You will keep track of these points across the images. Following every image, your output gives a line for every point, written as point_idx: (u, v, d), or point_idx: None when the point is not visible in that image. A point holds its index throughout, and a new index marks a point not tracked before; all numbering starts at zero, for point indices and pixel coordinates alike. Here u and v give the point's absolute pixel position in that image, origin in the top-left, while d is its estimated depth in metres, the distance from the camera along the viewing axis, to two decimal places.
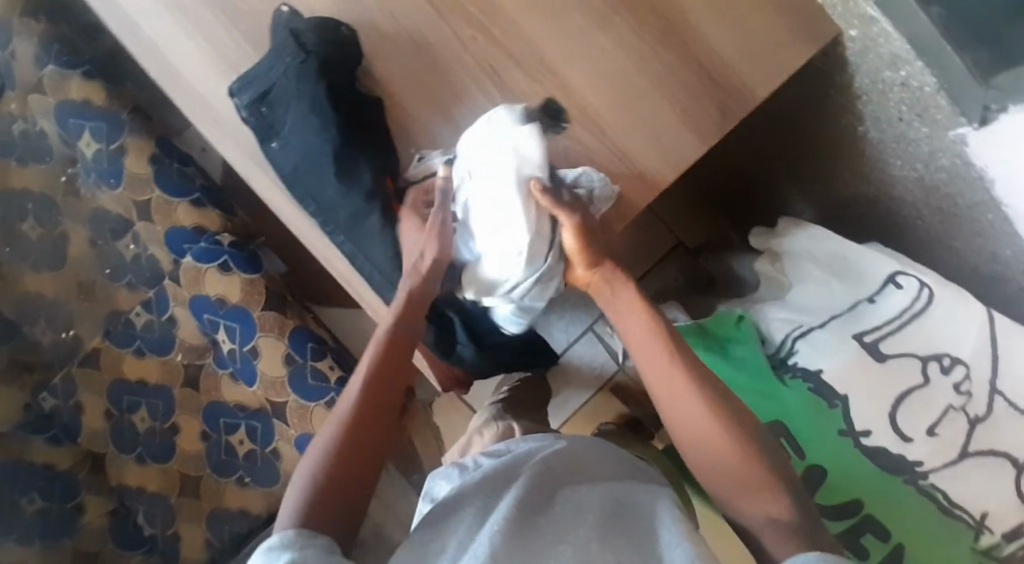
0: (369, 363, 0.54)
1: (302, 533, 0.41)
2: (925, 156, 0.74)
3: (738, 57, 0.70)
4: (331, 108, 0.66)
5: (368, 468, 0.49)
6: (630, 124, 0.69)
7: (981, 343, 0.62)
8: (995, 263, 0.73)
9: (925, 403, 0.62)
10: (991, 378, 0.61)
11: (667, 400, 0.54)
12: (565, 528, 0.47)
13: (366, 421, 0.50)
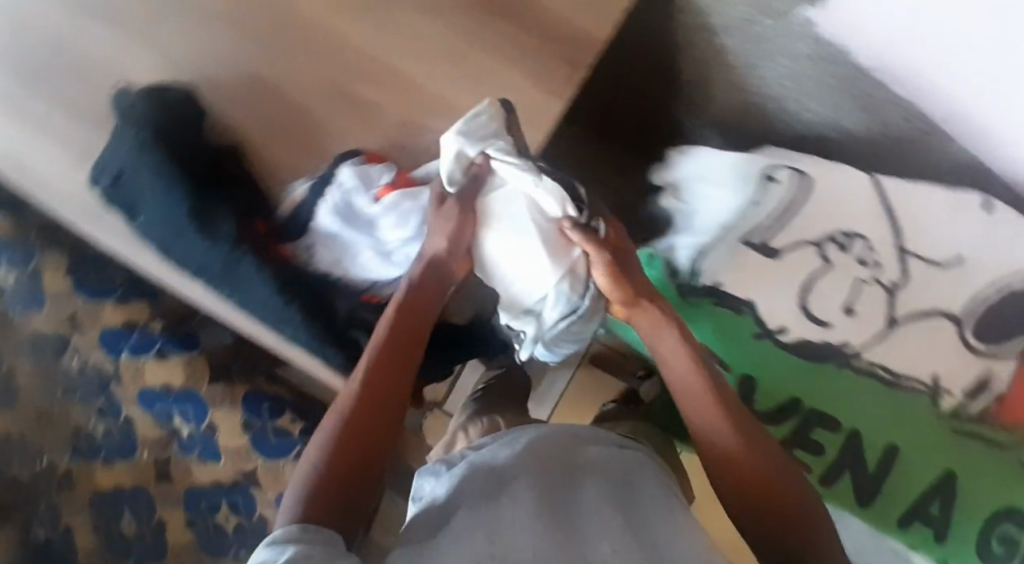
0: (365, 366, 0.57)
1: (303, 528, 0.44)
2: (783, 50, 0.76)
3: (568, 7, 0.70)
4: (175, 170, 0.65)
5: (359, 469, 0.52)
6: (485, 101, 0.69)
7: (870, 204, 0.65)
8: (885, 131, 0.74)
9: (835, 282, 0.65)
10: (895, 240, 0.64)
11: (702, 424, 0.58)
12: (571, 507, 0.49)
13: (361, 423, 0.54)
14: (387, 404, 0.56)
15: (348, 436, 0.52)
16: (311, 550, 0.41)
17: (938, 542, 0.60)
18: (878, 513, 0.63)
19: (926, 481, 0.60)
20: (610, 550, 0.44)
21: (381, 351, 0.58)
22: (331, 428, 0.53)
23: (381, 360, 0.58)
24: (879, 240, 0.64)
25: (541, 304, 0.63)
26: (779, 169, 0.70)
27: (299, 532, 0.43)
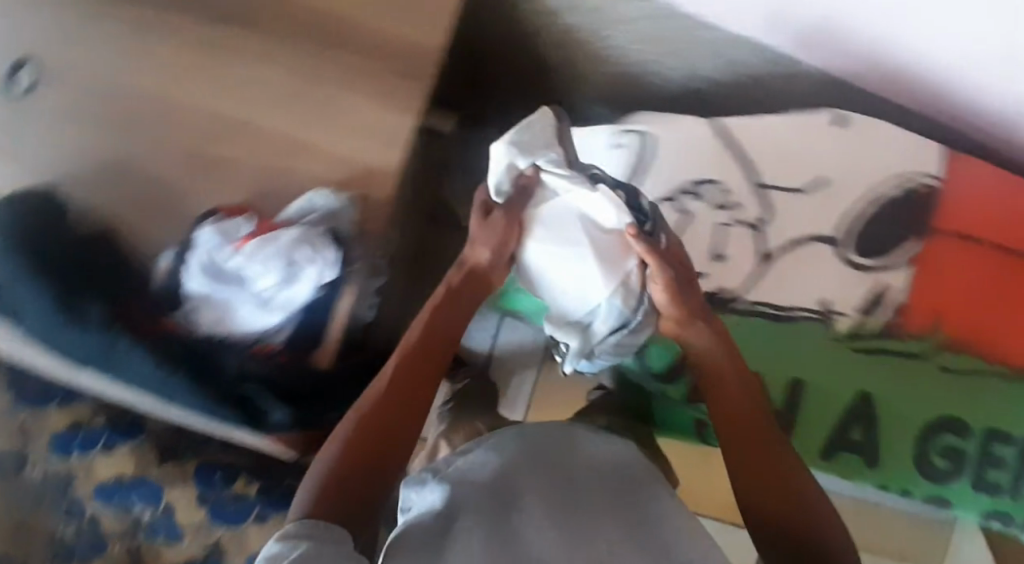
0: (401, 365, 0.56)
1: (313, 522, 0.41)
2: (619, 15, 0.77)
3: (400, 26, 0.73)
4: (40, 268, 0.65)
5: (371, 479, 0.48)
6: (339, 132, 0.70)
7: (714, 150, 0.69)
8: (736, 68, 0.78)
9: (698, 233, 0.67)
10: (749, 177, 0.68)
11: (721, 395, 0.56)
12: (579, 527, 0.48)
13: (382, 426, 0.51)
14: (410, 415, 0.53)
15: (369, 435, 0.50)
16: (313, 550, 0.37)
17: (870, 466, 0.66)
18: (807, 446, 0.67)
19: (846, 407, 0.66)
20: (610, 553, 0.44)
21: (411, 357, 0.56)
22: (349, 427, 0.51)
23: (410, 367, 0.56)
24: (736, 182, 0.68)
25: (592, 316, 0.58)
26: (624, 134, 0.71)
27: (302, 528, 0.40)
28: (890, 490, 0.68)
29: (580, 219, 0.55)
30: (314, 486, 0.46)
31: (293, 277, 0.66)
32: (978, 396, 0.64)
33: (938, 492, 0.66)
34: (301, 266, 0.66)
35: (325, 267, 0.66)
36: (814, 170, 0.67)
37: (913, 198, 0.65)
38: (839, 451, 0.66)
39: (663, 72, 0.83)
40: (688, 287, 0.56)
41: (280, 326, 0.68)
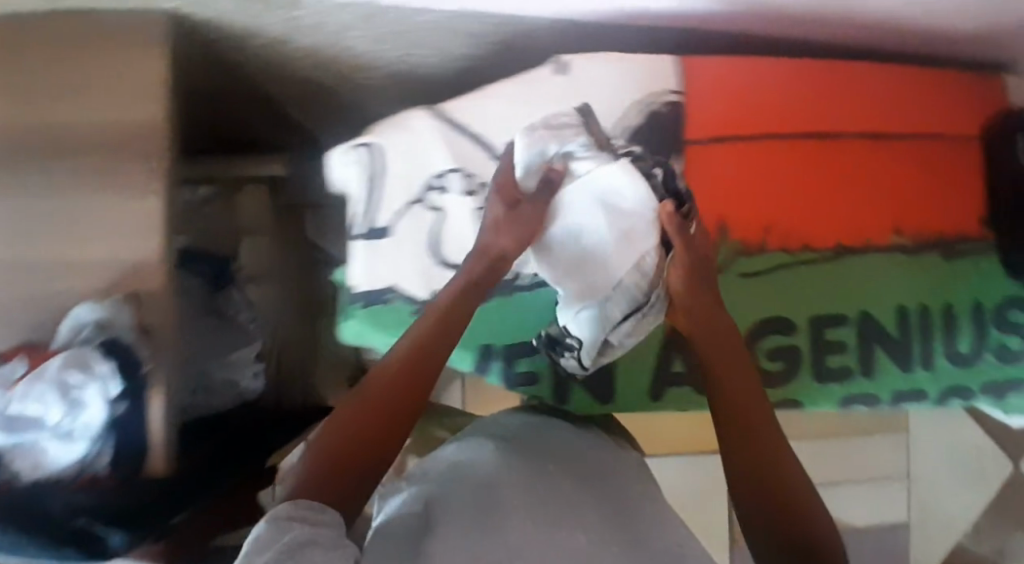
0: (403, 365, 0.52)
1: (295, 504, 0.42)
2: (336, 30, 0.70)
3: (116, 111, 0.67)
4: None
5: (366, 459, 0.48)
6: (93, 239, 0.67)
7: (447, 138, 0.61)
8: (484, 35, 0.72)
9: (455, 226, 0.62)
10: (492, 153, 0.62)
11: (718, 366, 0.56)
12: (563, 522, 0.49)
13: (375, 422, 0.49)
14: (402, 420, 0.50)
15: (355, 432, 0.48)
16: (313, 535, 0.39)
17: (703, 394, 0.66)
18: (630, 395, 0.66)
19: (658, 345, 0.66)
20: (585, 540, 0.47)
21: (408, 372, 0.51)
22: (346, 416, 0.49)
23: (411, 372, 0.52)
24: (477, 163, 0.61)
25: (606, 300, 0.56)
26: (349, 147, 0.62)
27: (295, 510, 0.41)
28: None
29: (612, 195, 0.54)
30: (309, 463, 0.47)
31: (78, 403, 0.65)
32: (780, 293, 0.65)
33: (786, 392, 0.67)
34: (80, 388, 0.65)
35: (106, 383, 0.65)
36: None
37: (655, 118, 0.63)
38: (667, 389, 0.66)
39: (404, 56, 0.77)
40: (705, 268, 0.56)
41: (97, 449, 0.68)
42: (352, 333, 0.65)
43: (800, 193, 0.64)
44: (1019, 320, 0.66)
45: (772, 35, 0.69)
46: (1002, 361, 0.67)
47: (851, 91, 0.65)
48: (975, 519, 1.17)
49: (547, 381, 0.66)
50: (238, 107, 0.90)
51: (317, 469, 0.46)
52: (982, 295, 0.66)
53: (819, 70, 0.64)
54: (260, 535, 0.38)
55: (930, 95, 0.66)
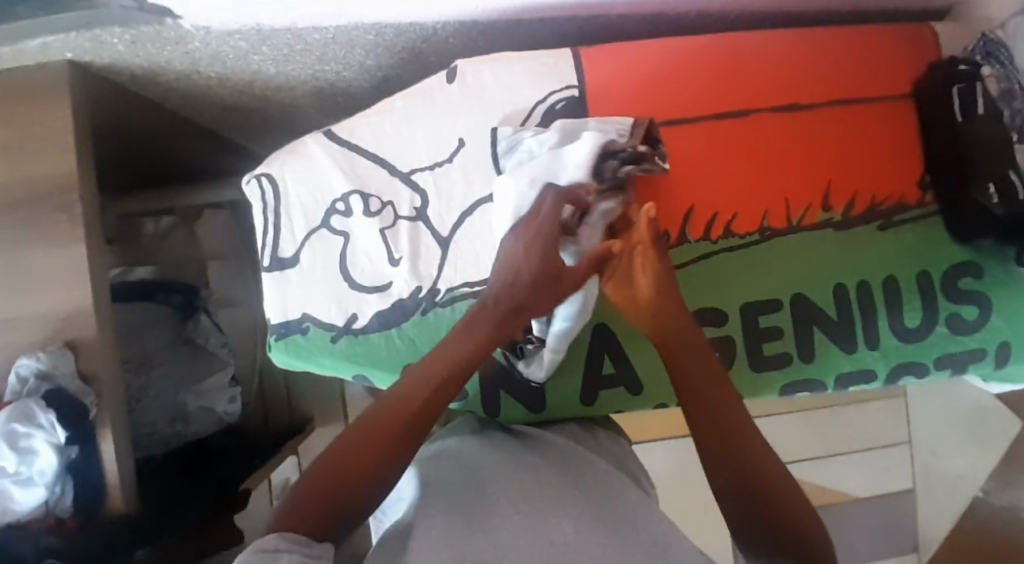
0: (422, 392, 0.49)
1: (284, 536, 0.40)
2: (236, 57, 0.71)
3: (34, 159, 0.69)
4: None
5: (365, 486, 0.46)
6: (33, 288, 0.70)
7: (341, 161, 0.62)
8: (383, 49, 0.72)
9: (361, 246, 0.62)
10: (392, 170, 0.62)
11: (680, 357, 0.53)
12: (550, 515, 0.48)
13: (377, 451, 0.46)
14: (409, 450, 0.48)
15: (359, 456, 0.46)
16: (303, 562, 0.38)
17: (635, 393, 0.65)
18: (562, 400, 0.65)
19: (586, 347, 0.64)
20: (571, 531, 0.45)
21: (420, 402, 0.49)
22: (355, 437, 0.47)
23: (426, 401, 0.49)
24: (373, 183, 0.62)
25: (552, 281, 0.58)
26: (248, 180, 0.64)
27: (281, 541, 0.39)
28: (672, 405, 0.67)
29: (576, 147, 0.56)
30: (310, 482, 0.45)
31: (29, 451, 0.66)
32: (704, 283, 0.63)
33: None
34: (28, 437, 0.65)
35: (53, 430, 0.66)
36: (453, 134, 0.62)
37: (552, 117, 0.62)
38: (599, 392, 0.65)
39: (317, 73, 0.78)
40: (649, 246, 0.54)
41: (58, 493, 0.68)
42: (282, 363, 0.64)
43: (716, 172, 0.62)
44: (970, 288, 0.62)
45: (684, 15, 0.66)
46: (956, 333, 0.63)
47: (765, 57, 0.63)
48: (986, 481, 1.11)
49: (479, 396, 0.65)
50: (178, 129, 0.92)
51: (314, 492, 0.44)
52: (926, 263, 0.63)
53: (731, 42, 0.63)
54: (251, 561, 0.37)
55: (857, 55, 0.63)
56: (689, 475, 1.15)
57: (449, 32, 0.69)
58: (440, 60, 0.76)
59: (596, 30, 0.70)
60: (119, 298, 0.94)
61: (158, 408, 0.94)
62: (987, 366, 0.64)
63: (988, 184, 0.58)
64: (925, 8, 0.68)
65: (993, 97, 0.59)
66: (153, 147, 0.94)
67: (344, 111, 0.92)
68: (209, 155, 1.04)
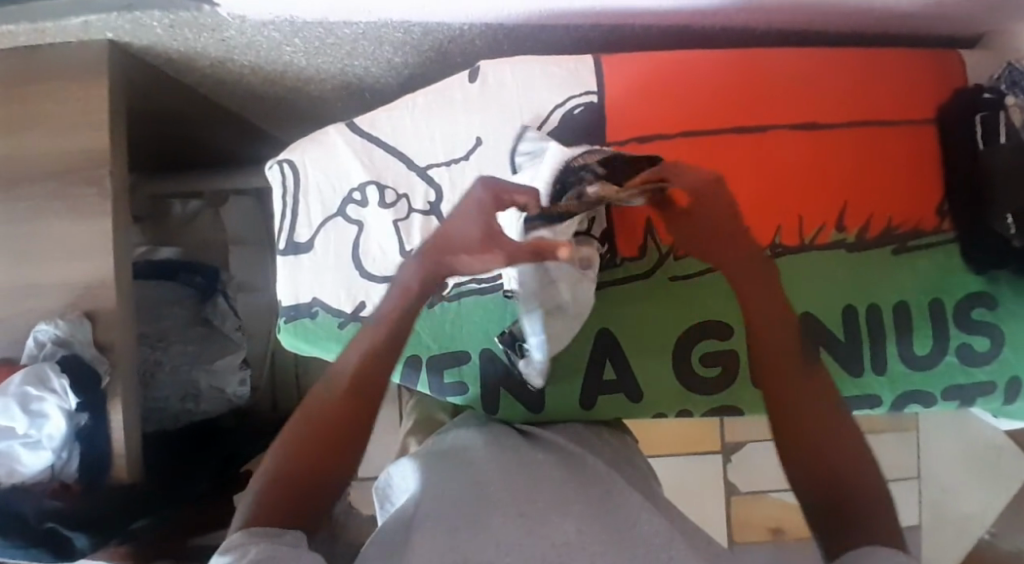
0: (355, 373, 0.51)
1: (251, 532, 0.44)
2: (268, 47, 0.73)
3: (71, 134, 0.72)
4: None
5: (323, 471, 0.49)
6: (59, 256, 0.73)
7: (360, 152, 0.64)
8: (411, 47, 0.74)
9: (375, 236, 0.64)
10: (409, 164, 0.64)
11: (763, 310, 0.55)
12: (552, 515, 0.48)
13: (327, 439, 0.50)
14: (355, 432, 0.50)
15: (312, 449, 0.49)
16: (271, 549, 0.42)
17: (634, 401, 0.65)
18: (562, 403, 0.65)
19: (588, 352, 0.65)
20: (574, 530, 0.46)
21: (353, 387, 0.51)
22: (304, 431, 0.50)
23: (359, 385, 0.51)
24: (390, 175, 0.64)
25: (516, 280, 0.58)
26: (271, 165, 0.66)
27: (249, 537, 0.44)
28: (671, 417, 0.67)
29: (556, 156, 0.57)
30: (271, 480, 0.48)
31: (40, 415, 0.68)
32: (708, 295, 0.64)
33: (725, 399, 0.65)
34: (40, 401, 0.68)
35: (64, 395, 0.68)
36: (469, 131, 0.63)
37: (570, 121, 0.63)
38: (599, 397, 0.65)
39: (345, 68, 0.80)
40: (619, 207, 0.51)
41: (64, 458, 0.70)
42: (290, 345, 0.65)
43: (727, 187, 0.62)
44: (983, 319, 0.62)
45: (708, 29, 0.67)
46: (966, 362, 0.62)
47: (785, 76, 0.63)
48: (992, 523, 1.11)
49: (478, 393, 0.66)
50: (210, 115, 0.95)
51: (278, 490, 0.47)
52: (940, 291, 0.62)
53: (752, 58, 0.63)
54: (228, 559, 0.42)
55: (878, 79, 0.63)
56: (689, 488, 1.16)
57: (474, 34, 0.70)
58: (465, 60, 0.77)
59: (619, 40, 0.70)
60: (140, 275, 0.98)
61: (172, 384, 0.97)
62: (996, 400, 0.64)
63: (1006, 214, 0.57)
64: (951, 35, 0.68)
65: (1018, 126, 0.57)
66: (185, 132, 0.97)
67: (371, 106, 0.94)
68: (238, 143, 1.07)
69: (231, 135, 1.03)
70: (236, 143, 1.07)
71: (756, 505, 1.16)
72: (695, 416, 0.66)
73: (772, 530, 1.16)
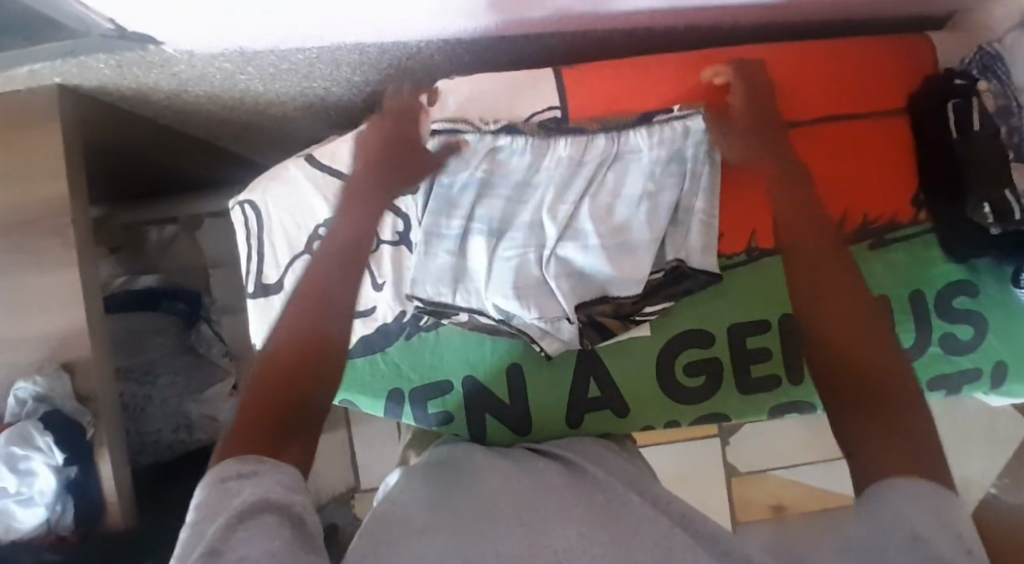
0: (306, 319, 0.52)
1: (238, 464, 0.41)
2: (222, 77, 0.71)
3: (28, 186, 0.70)
4: None
5: (285, 408, 0.46)
6: (31, 314, 0.71)
7: (322, 185, 0.63)
8: (370, 66, 0.72)
9: None
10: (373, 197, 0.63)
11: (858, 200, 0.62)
12: (553, 522, 0.49)
13: (278, 385, 0.48)
14: (318, 363, 0.50)
15: (277, 374, 0.48)
16: (265, 492, 0.39)
17: (622, 415, 0.65)
18: (549, 424, 0.65)
19: (571, 372, 0.65)
20: (575, 534, 0.47)
21: (300, 331, 0.51)
22: (256, 382, 0.48)
23: (310, 327, 0.51)
24: None
25: (468, 211, 0.60)
26: (233, 206, 0.66)
27: (240, 465, 0.41)
28: (658, 427, 0.67)
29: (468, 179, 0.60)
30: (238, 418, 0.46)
31: (28, 473, 0.68)
32: (691, 303, 0.64)
33: (711, 409, 0.65)
34: (27, 460, 0.68)
35: (50, 452, 0.68)
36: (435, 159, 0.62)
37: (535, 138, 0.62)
38: (585, 415, 0.65)
39: (305, 90, 0.78)
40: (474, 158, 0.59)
41: (58, 512, 0.70)
42: None
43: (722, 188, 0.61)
44: (964, 308, 0.62)
45: (673, 30, 0.65)
46: (949, 352, 0.62)
47: (769, 74, 0.61)
48: (994, 482, 1.12)
49: (463, 420, 0.65)
50: (177, 142, 0.93)
51: (232, 444, 0.44)
52: (920, 283, 0.62)
53: (729, 57, 0.62)
54: (211, 504, 0.39)
55: (854, 71, 0.62)
56: (688, 475, 1.17)
57: (434, 49, 0.68)
58: (427, 74, 0.75)
59: (584, 46, 0.68)
60: (115, 308, 0.98)
61: (162, 416, 0.97)
62: (983, 386, 0.64)
63: (983, 204, 0.56)
64: (924, 17, 0.66)
65: (989, 114, 0.57)
66: (151, 161, 0.95)
67: (338, 122, 0.92)
68: (208, 167, 1.04)
69: (200, 161, 1.01)
70: (206, 169, 1.05)
71: (756, 483, 1.17)
72: (682, 426, 0.66)
73: (773, 507, 1.17)
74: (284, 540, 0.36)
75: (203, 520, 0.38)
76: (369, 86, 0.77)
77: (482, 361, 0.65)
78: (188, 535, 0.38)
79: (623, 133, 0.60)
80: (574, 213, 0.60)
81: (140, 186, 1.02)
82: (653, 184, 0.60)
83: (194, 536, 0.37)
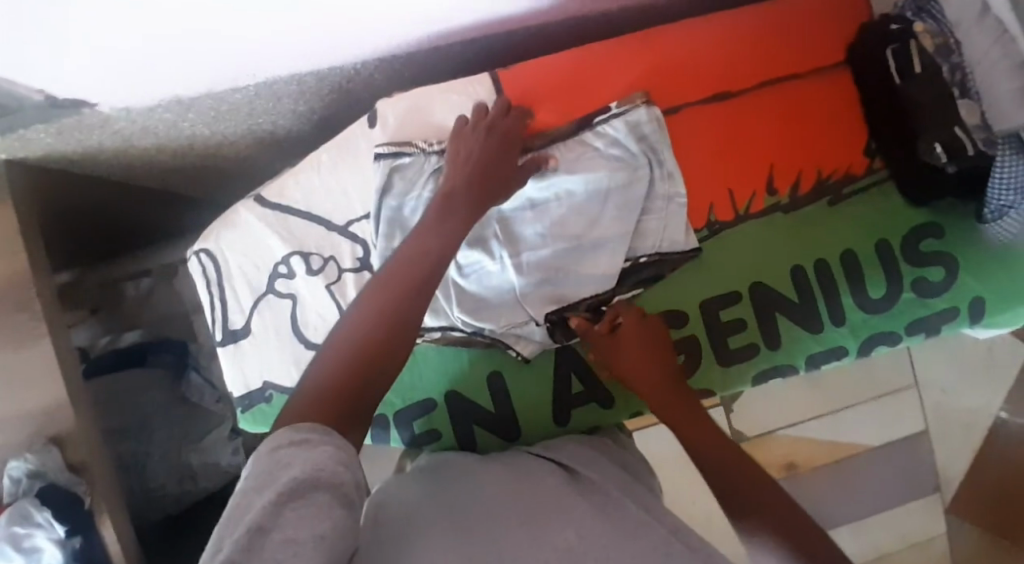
0: (404, 282, 0.51)
1: (305, 430, 0.42)
2: (165, 127, 0.70)
3: None
4: None
5: (364, 375, 0.47)
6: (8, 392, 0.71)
7: (274, 223, 0.64)
8: (310, 94, 0.71)
9: (311, 304, 0.64)
10: (326, 225, 0.63)
11: (803, 158, 0.62)
12: (553, 526, 0.48)
13: (368, 351, 0.48)
14: (401, 330, 0.49)
15: (361, 342, 0.48)
16: (316, 469, 0.39)
17: (607, 406, 0.65)
18: (536, 426, 0.66)
19: (552, 371, 0.65)
20: (575, 537, 0.47)
21: (394, 297, 0.50)
22: (341, 340, 0.49)
23: (400, 294, 0.50)
24: (311, 241, 0.63)
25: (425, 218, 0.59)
26: (189, 257, 0.66)
27: (296, 438, 0.41)
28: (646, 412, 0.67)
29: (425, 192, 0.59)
30: (315, 386, 0.46)
31: (34, 550, 0.66)
32: (670, 280, 0.63)
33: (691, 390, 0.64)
34: (30, 537, 0.66)
35: (51, 526, 0.66)
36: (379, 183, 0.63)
37: None
38: (571, 411, 0.65)
39: (252, 126, 0.77)
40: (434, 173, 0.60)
41: None
42: (257, 432, 0.66)
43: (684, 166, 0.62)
44: (933, 249, 0.61)
45: (608, 13, 0.64)
46: (923, 296, 0.62)
47: (694, 48, 0.62)
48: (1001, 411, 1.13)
49: (451, 433, 0.65)
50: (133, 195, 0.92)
51: (302, 410, 0.44)
52: (884, 231, 0.62)
53: (653, 39, 0.62)
54: (263, 473, 0.39)
55: (785, 32, 0.62)
56: None
57: (371, 68, 0.67)
58: (368, 93, 0.75)
59: (521, 42, 0.68)
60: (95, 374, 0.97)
61: (164, 470, 0.97)
62: (962, 324, 0.63)
63: (934, 144, 0.56)
64: None
65: (930, 53, 0.57)
66: (114, 218, 0.94)
67: (292, 152, 0.91)
68: (174, 215, 1.04)
69: (164, 210, 1.01)
70: (172, 217, 1.04)
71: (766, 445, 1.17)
72: None
73: (784, 466, 1.16)
74: (332, 521, 0.37)
75: (253, 488, 0.38)
76: (314, 113, 0.77)
77: (462, 372, 0.65)
78: (241, 498, 0.38)
79: (575, 139, 0.61)
80: (522, 217, 0.61)
81: (108, 244, 1.02)
82: (600, 176, 0.60)
83: (241, 507, 0.37)
